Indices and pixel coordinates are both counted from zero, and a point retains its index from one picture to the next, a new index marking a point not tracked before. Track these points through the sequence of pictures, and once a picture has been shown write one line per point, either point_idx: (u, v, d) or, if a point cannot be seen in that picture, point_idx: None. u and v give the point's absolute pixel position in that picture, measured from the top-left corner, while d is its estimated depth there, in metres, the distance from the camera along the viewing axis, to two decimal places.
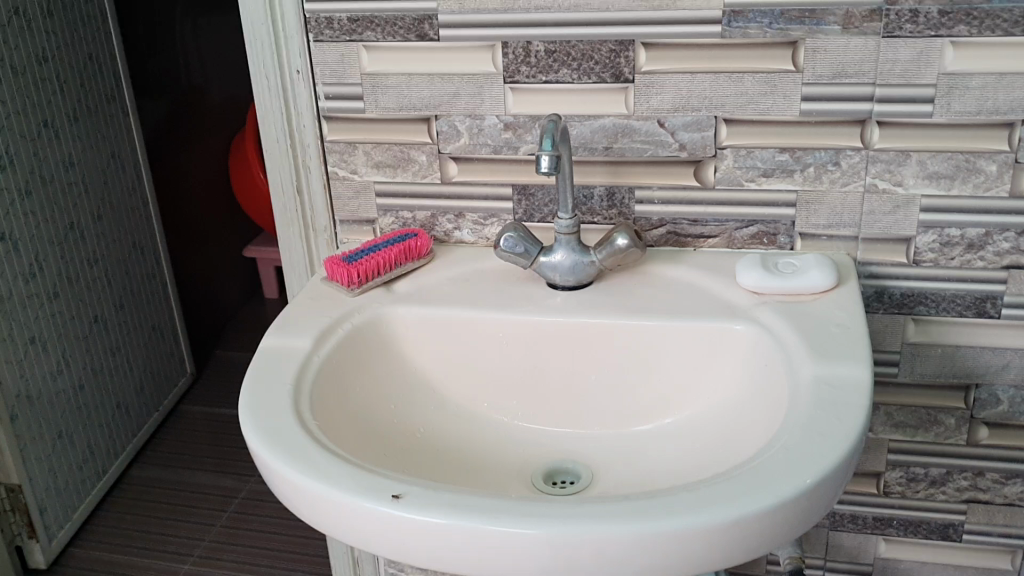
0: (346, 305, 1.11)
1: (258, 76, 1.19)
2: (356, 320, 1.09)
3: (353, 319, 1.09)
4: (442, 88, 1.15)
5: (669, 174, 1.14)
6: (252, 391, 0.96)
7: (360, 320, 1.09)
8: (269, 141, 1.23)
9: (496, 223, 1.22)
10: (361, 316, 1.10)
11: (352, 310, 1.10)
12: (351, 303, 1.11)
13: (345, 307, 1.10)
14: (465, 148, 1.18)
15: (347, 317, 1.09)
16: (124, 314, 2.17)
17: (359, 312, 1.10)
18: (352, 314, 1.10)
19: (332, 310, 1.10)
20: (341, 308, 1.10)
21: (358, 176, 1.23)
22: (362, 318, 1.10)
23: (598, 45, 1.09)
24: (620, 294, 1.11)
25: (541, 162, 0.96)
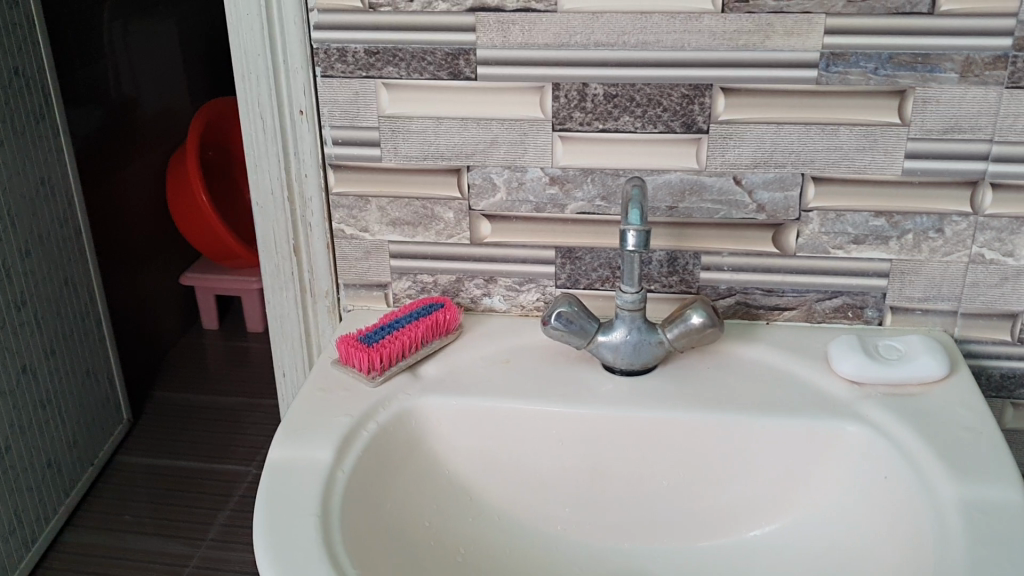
0: (370, 398, 0.92)
1: (250, 117, 1.00)
2: (382, 418, 0.90)
3: (380, 416, 0.90)
4: (477, 135, 0.97)
5: (744, 238, 0.98)
6: (269, 523, 0.77)
7: (387, 417, 0.91)
8: (262, 193, 1.03)
9: (534, 289, 1.04)
10: (389, 412, 0.91)
11: (377, 405, 0.91)
12: (374, 394, 0.93)
13: (368, 400, 0.92)
14: (500, 204, 1.00)
15: (373, 414, 0.90)
16: (54, 360, 1.92)
17: (386, 407, 0.92)
18: (378, 410, 0.91)
19: (353, 405, 0.91)
20: (363, 402, 0.91)
21: (369, 235, 1.04)
22: (389, 414, 0.91)
23: (668, 89, 0.93)
24: (694, 381, 0.95)
25: (626, 239, 0.81)
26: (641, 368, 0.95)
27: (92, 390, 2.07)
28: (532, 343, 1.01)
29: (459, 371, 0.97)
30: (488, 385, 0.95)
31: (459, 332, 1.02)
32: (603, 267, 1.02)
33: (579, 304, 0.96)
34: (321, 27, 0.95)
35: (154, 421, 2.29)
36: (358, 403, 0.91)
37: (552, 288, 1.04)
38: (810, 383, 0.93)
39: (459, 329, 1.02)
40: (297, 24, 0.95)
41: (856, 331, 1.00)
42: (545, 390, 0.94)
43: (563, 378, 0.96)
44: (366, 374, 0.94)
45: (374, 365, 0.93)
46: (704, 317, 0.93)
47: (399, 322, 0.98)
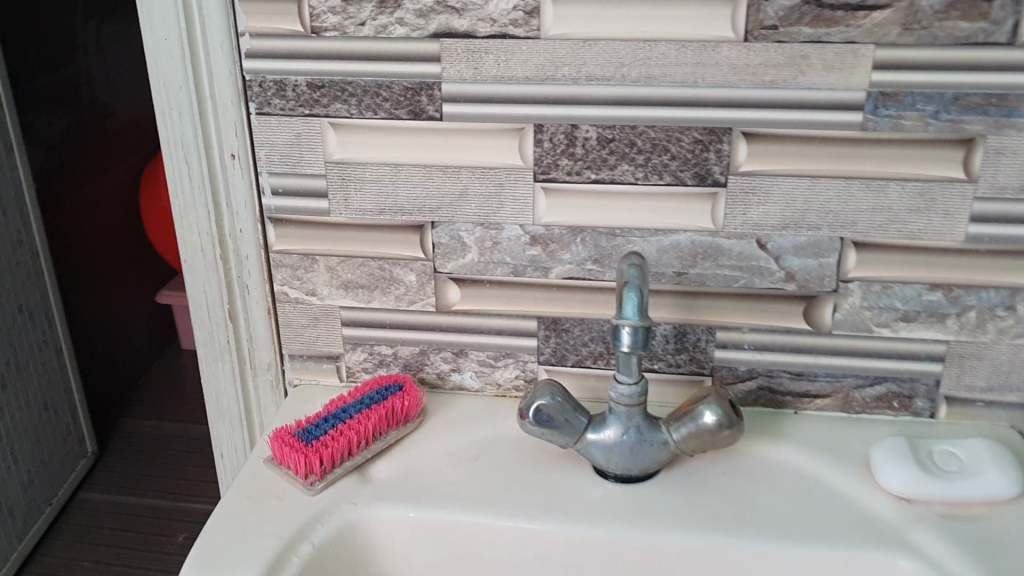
0: (306, 510, 0.75)
1: (172, 160, 0.82)
2: (320, 537, 0.73)
3: (316, 535, 0.74)
4: (443, 185, 0.80)
5: (768, 313, 0.81)
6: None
7: (327, 535, 0.74)
8: (190, 249, 0.86)
9: (512, 365, 0.87)
10: (329, 529, 0.74)
11: (314, 517, 0.74)
12: (311, 505, 0.75)
13: (303, 514, 0.75)
14: (472, 267, 0.83)
15: (309, 532, 0.73)
16: (5, 395, 1.75)
17: (324, 522, 0.74)
18: (315, 526, 0.74)
19: (284, 520, 0.74)
20: (297, 516, 0.74)
21: (318, 299, 0.86)
22: (328, 533, 0.74)
23: (677, 134, 0.75)
24: (704, 492, 0.78)
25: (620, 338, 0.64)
26: (640, 473, 0.78)
27: (49, 423, 1.91)
28: (509, 434, 0.84)
29: (419, 473, 0.80)
30: (452, 493, 0.78)
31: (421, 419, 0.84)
32: (596, 341, 0.84)
33: (566, 393, 0.78)
34: (255, 54, 0.78)
35: (122, 453, 2.12)
36: (290, 518, 0.74)
37: (534, 365, 0.86)
38: (848, 497, 0.76)
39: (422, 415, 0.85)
40: (226, 50, 0.78)
41: (902, 425, 0.82)
42: (524, 500, 0.77)
43: (545, 485, 0.79)
44: (302, 479, 0.76)
45: (311, 468, 0.76)
46: (719, 416, 0.76)
47: (347, 410, 0.81)
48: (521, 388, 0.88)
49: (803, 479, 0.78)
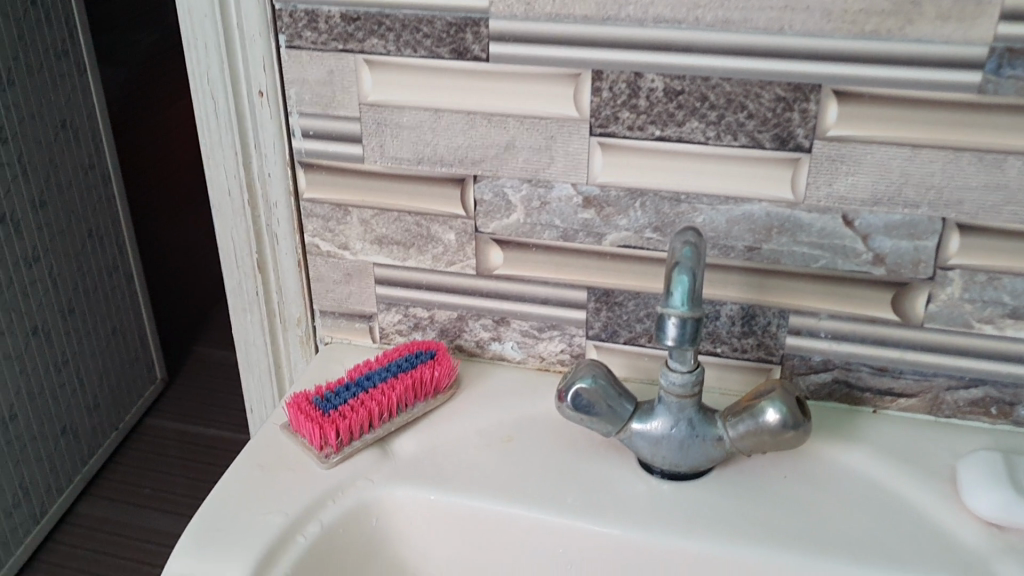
0: (318, 484, 0.68)
1: (199, 95, 0.75)
2: (330, 515, 0.67)
3: (327, 513, 0.67)
4: (488, 135, 0.71)
5: (851, 298, 0.71)
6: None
7: (338, 513, 0.67)
8: (217, 192, 0.79)
9: (558, 337, 0.78)
10: (341, 506, 0.67)
11: (326, 493, 0.68)
12: (324, 479, 0.69)
13: (314, 487, 0.68)
14: (518, 228, 0.74)
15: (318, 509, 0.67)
16: (73, 320, 1.74)
17: (336, 498, 0.68)
18: (326, 503, 0.67)
19: (293, 494, 0.67)
20: (308, 490, 0.68)
21: (350, 254, 0.80)
22: (341, 510, 0.67)
23: (757, 88, 0.65)
24: (762, 497, 0.69)
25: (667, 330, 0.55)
26: (689, 470, 0.70)
27: (117, 349, 1.90)
28: (549, 415, 0.76)
29: (446, 451, 0.73)
30: (480, 478, 0.70)
31: (453, 392, 0.77)
32: (653, 318, 0.75)
33: (611, 377, 0.70)
34: None
35: (190, 383, 2.12)
36: (300, 491, 0.68)
37: (582, 339, 0.78)
38: (929, 517, 0.66)
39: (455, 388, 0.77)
40: None
41: (998, 435, 0.72)
42: (559, 491, 0.70)
43: (584, 476, 0.71)
44: (317, 450, 0.70)
45: (326, 439, 0.69)
46: (783, 414, 0.66)
47: (372, 378, 0.74)
48: (567, 363, 0.79)
49: (878, 492, 0.69)
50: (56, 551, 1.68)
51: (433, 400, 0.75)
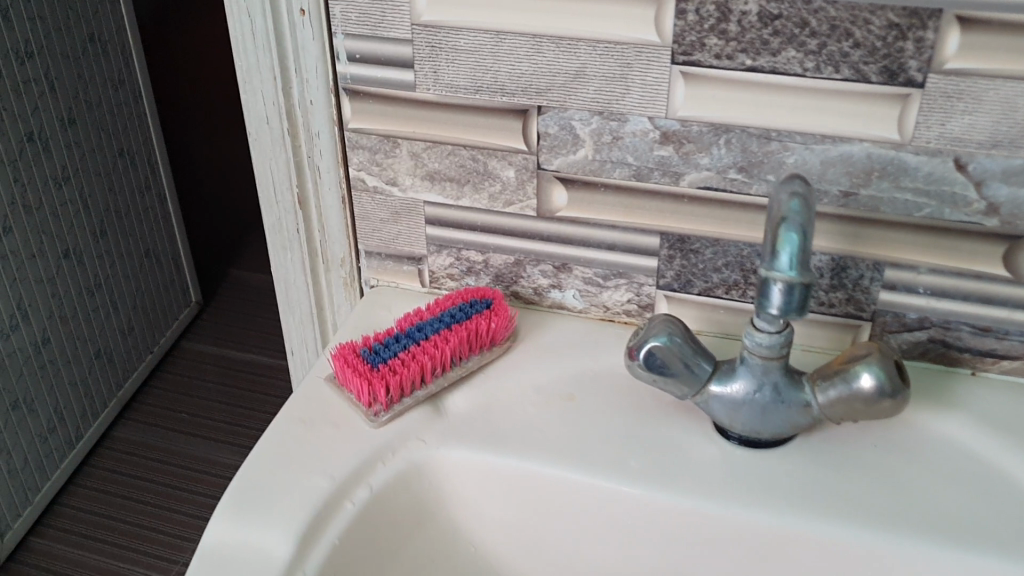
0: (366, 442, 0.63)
1: (233, 14, 0.68)
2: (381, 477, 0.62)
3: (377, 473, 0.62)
4: (556, 62, 0.64)
5: (957, 252, 0.64)
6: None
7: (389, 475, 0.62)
8: (254, 120, 0.73)
9: (625, 286, 0.72)
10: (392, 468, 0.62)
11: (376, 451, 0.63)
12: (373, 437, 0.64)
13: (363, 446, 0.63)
14: (585, 165, 0.68)
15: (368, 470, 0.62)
16: (106, 242, 1.70)
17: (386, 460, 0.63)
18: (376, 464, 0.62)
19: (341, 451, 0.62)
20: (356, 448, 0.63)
21: (399, 190, 0.73)
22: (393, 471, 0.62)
23: (866, 14, 0.57)
24: (849, 470, 0.63)
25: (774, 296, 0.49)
26: (770, 438, 0.64)
27: (151, 272, 1.86)
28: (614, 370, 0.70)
29: (502, 409, 0.67)
30: (540, 439, 0.65)
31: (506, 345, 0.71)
32: (731, 268, 0.69)
33: (688, 333, 0.64)
34: None
35: (224, 306, 2.09)
36: (347, 450, 0.62)
37: (651, 289, 0.72)
38: None
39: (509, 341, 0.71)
40: None
41: None
42: (625, 458, 0.64)
43: (652, 441, 0.65)
44: (365, 407, 0.65)
45: (373, 395, 0.64)
46: (880, 380, 0.60)
47: (423, 329, 0.68)
48: (633, 313, 0.73)
49: (977, 466, 0.63)
50: (94, 476, 1.67)
51: (488, 353, 0.70)
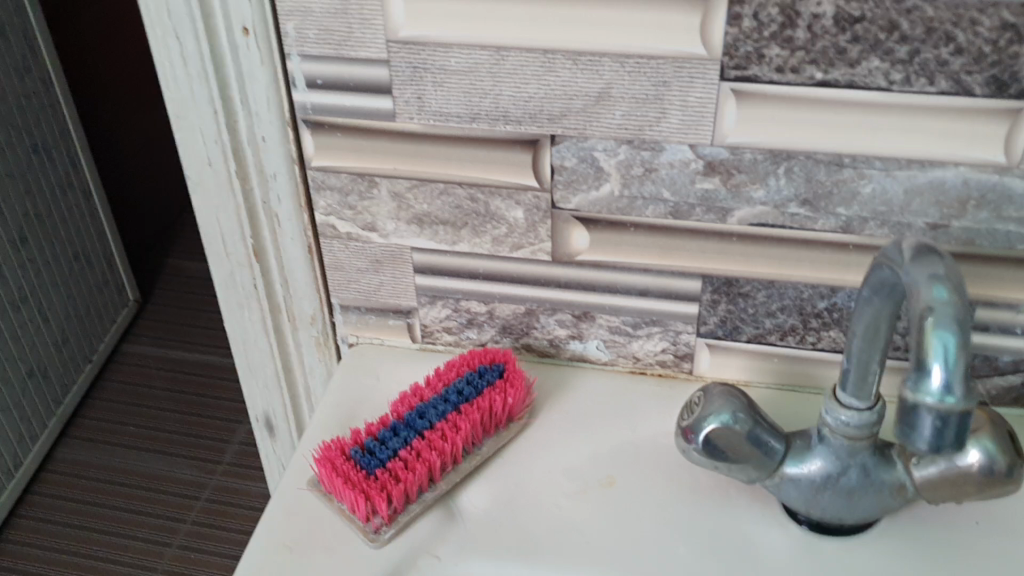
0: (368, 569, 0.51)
1: (154, 38, 0.53)
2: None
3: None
4: (573, 82, 0.51)
5: None
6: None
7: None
8: (193, 163, 0.59)
9: (659, 335, 0.61)
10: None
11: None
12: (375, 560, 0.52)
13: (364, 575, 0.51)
14: (611, 202, 0.55)
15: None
16: (28, 249, 1.53)
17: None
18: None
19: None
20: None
21: (379, 237, 0.61)
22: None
23: (972, 13, 0.45)
24: (949, 558, 0.53)
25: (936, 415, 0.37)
26: (854, 524, 0.53)
27: (82, 274, 1.70)
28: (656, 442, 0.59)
29: (530, 505, 0.56)
30: (579, 543, 0.54)
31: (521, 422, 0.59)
32: (788, 312, 0.58)
33: (755, 408, 0.53)
34: None
35: (167, 300, 1.93)
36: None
37: (689, 338, 0.60)
38: None
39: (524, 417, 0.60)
40: None
41: None
42: (683, 560, 0.53)
43: (710, 534, 0.55)
44: (361, 522, 0.53)
45: (370, 508, 0.52)
46: (992, 455, 0.48)
47: (427, 416, 0.56)
48: (667, 365, 0.62)
49: None
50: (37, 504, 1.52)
51: (504, 435, 0.58)
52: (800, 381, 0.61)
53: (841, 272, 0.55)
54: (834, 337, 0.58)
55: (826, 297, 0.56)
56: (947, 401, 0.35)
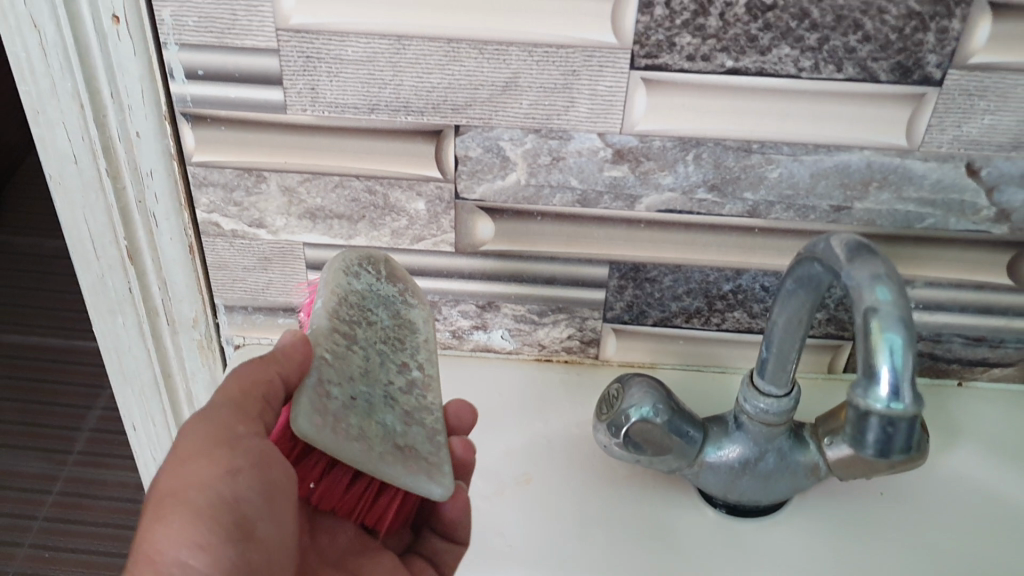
0: (395, 450, 0.43)
1: (5, 25, 0.48)
2: (302, 426, 0.39)
3: (325, 443, 0.39)
4: (479, 72, 0.49)
5: (957, 262, 0.55)
6: (313, 368, 0.42)
7: (311, 409, 0.40)
8: (54, 160, 0.53)
9: (565, 322, 0.60)
10: (322, 408, 0.40)
11: (377, 432, 0.42)
12: (408, 444, 0.44)
13: (404, 455, 0.43)
14: (517, 192, 0.54)
15: (349, 453, 0.40)
16: None
17: (336, 424, 0.40)
18: (351, 436, 0.40)
19: (409, 473, 0.42)
20: (411, 465, 0.43)
21: (266, 233, 0.57)
22: (317, 410, 0.40)
23: (880, 2, 0.45)
24: (858, 528, 0.54)
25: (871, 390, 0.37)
26: (768, 504, 0.54)
27: None
28: (565, 434, 0.59)
29: None
30: (500, 543, 0.53)
31: (389, 262, 0.49)
32: (693, 296, 0.58)
33: (671, 397, 0.52)
34: None
35: None
36: (423, 473, 0.43)
37: (597, 323, 0.60)
38: None
39: (380, 257, 0.49)
40: None
41: None
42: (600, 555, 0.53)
43: (629, 524, 0.54)
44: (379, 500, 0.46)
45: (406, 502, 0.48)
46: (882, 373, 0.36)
47: None
48: (573, 351, 0.62)
49: (988, 502, 0.56)
50: None
51: (393, 296, 0.48)
52: (708, 361, 0.62)
53: (746, 254, 0.55)
54: (738, 318, 0.59)
55: (731, 278, 0.57)
56: (895, 406, 0.36)
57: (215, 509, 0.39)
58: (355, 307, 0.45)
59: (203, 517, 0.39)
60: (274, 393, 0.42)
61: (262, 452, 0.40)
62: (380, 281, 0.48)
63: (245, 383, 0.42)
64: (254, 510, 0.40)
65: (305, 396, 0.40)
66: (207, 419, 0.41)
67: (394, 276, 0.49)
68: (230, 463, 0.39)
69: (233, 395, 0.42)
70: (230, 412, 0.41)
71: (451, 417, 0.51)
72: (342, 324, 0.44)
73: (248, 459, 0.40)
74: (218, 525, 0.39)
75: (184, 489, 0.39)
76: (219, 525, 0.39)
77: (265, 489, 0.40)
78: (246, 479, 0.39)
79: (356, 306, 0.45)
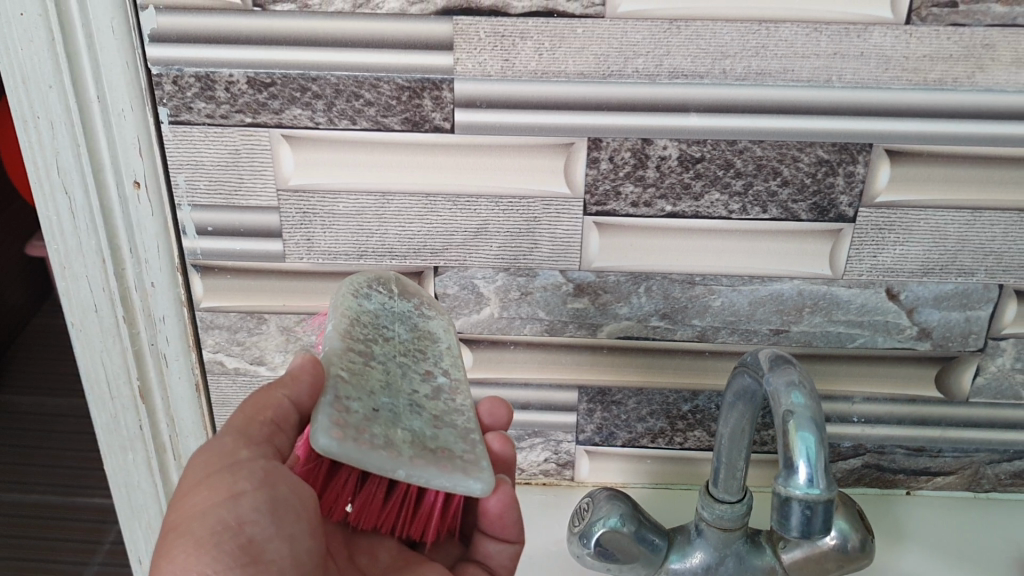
0: (426, 452, 0.41)
1: (41, 193, 0.55)
2: (321, 443, 0.38)
3: (350, 456, 0.39)
4: (452, 221, 0.56)
5: (890, 378, 0.61)
6: (330, 388, 0.41)
7: (329, 424, 0.39)
8: (77, 309, 0.59)
9: (541, 445, 0.65)
10: (343, 423, 0.39)
11: (404, 439, 0.41)
12: (440, 445, 0.42)
13: (435, 455, 0.41)
14: (491, 324, 0.60)
15: (375, 463, 0.39)
16: None
17: (358, 436, 0.39)
18: (375, 445, 0.39)
19: (443, 474, 0.40)
20: (446, 464, 0.41)
21: (265, 370, 0.63)
22: (336, 424, 0.39)
23: (793, 152, 0.52)
24: None
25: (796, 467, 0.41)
26: None
27: None
28: (544, 550, 0.64)
29: None
30: None
31: (400, 281, 0.51)
32: (656, 416, 0.63)
33: (638, 509, 0.57)
34: (163, 36, 0.50)
35: None
36: (459, 471, 0.41)
37: (570, 446, 0.65)
38: None
39: (392, 276, 0.51)
40: (119, 33, 0.50)
41: None
42: None
43: None
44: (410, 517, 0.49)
45: (449, 503, 0.49)
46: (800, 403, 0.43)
47: None
48: (550, 473, 0.67)
49: None
50: None
51: (409, 312, 0.49)
52: (676, 479, 0.67)
53: (701, 375, 0.61)
54: (699, 436, 0.64)
55: (689, 399, 0.62)
56: (813, 492, 0.41)
57: (222, 534, 0.40)
58: (369, 326, 0.46)
59: (209, 543, 0.39)
60: (282, 417, 0.44)
61: (264, 475, 0.42)
62: (392, 299, 0.49)
63: (251, 414, 0.44)
64: (262, 533, 0.40)
65: (322, 414, 0.40)
66: (212, 451, 0.42)
67: (407, 293, 0.50)
68: (232, 488, 0.41)
69: (238, 425, 0.44)
70: (234, 441, 0.43)
71: (486, 418, 0.52)
72: (354, 343, 0.44)
73: (251, 481, 0.41)
74: (225, 550, 0.39)
75: (187, 521, 0.40)
76: (226, 550, 0.39)
77: (270, 508, 0.41)
78: (249, 502, 0.41)
79: (369, 325, 0.46)
